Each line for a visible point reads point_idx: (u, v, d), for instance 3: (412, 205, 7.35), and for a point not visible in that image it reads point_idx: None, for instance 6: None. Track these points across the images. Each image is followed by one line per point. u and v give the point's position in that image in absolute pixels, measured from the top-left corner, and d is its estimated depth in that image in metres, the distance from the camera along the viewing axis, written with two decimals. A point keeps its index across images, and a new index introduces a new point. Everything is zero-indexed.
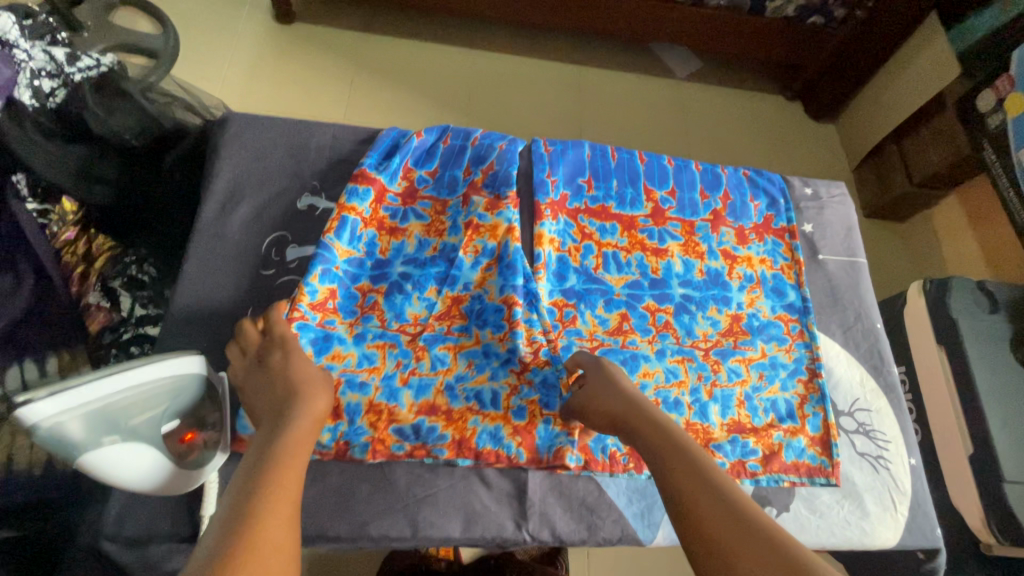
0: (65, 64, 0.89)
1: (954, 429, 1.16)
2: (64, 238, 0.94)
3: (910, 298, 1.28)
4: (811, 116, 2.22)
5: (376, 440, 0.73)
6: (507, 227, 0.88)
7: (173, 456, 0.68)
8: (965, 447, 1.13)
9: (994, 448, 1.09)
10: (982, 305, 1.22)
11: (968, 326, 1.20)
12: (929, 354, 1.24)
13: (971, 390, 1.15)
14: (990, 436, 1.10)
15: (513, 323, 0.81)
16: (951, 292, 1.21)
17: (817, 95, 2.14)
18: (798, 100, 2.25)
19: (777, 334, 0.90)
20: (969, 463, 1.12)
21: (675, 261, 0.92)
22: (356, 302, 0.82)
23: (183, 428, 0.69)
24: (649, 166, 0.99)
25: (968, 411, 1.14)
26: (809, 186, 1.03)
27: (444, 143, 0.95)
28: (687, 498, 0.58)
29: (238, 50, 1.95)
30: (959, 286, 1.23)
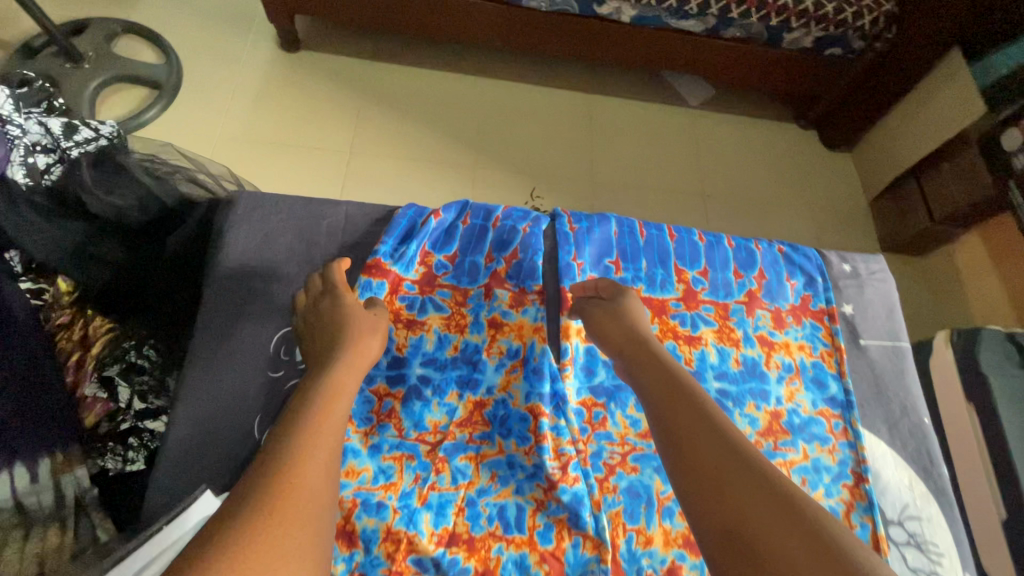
0: (61, 138, 0.86)
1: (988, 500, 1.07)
2: (59, 322, 0.88)
3: (938, 348, 1.19)
4: (827, 146, 2.16)
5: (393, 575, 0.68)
6: (533, 326, 0.86)
7: None
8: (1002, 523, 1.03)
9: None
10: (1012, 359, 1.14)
11: (1000, 384, 1.11)
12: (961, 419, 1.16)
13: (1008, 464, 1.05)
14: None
15: (539, 435, 0.78)
16: (981, 345, 1.13)
17: (836, 126, 2.08)
18: (813, 129, 2.19)
19: (819, 433, 0.84)
20: (1007, 544, 1.02)
21: (709, 350, 0.87)
22: (371, 408, 0.79)
23: None
24: (679, 244, 0.93)
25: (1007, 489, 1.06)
26: (847, 262, 0.97)
27: (464, 224, 0.94)
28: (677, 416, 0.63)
29: (239, 76, 1.87)
30: (989, 338, 1.15)
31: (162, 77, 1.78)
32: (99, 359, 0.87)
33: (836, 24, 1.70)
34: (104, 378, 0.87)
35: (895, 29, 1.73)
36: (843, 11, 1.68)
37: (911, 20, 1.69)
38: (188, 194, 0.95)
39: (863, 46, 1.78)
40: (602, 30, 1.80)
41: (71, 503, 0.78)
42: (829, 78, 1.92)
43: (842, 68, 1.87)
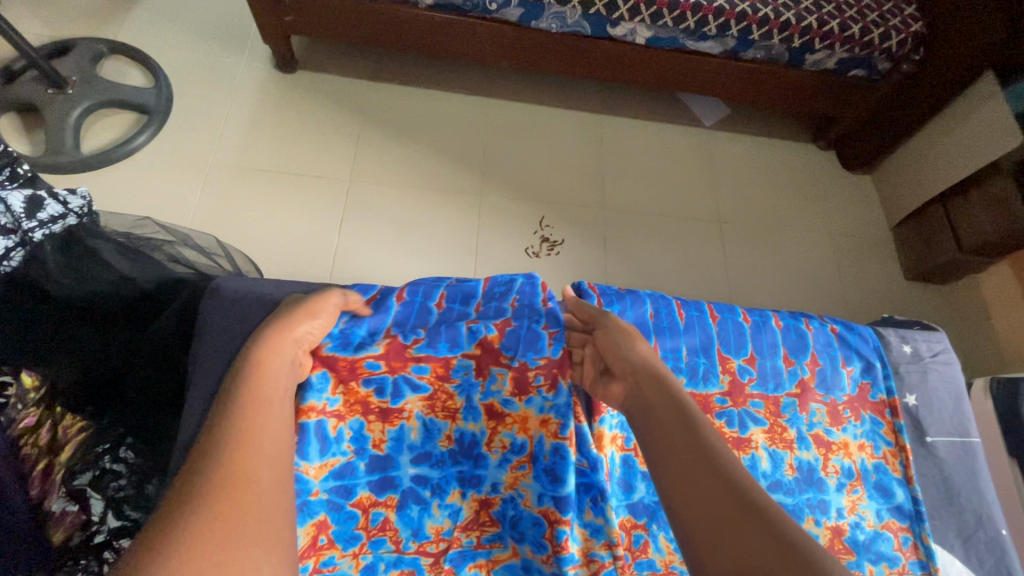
0: (22, 219, 0.71)
1: None
2: (25, 425, 0.75)
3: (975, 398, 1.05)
4: (846, 167, 2.06)
5: None
6: (540, 418, 0.77)
7: None
8: None
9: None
10: None
11: None
12: None
13: None
14: None
15: (558, 544, 0.72)
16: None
17: (857, 148, 1.98)
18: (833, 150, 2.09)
19: (886, 552, 0.74)
20: None
21: (760, 455, 0.77)
22: (356, 525, 0.72)
23: None
24: (723, 328, 0.83)
25: None
26: (907, 343, 0.87)
27: (438, 305, 0.83)
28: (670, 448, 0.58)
29: (231, 99, 1.76)
30: None
31: (151, 101, 1.66)
32: (69, 466, 0.78)
33: (862, 45, 1.60)
34: (74, 491, 0.77)
35: (922, 51, 1.63)
36: (871, 31, 1.58)
37: (940, 42, 1.59)
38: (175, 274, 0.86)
39: (888, 68, 1.68)
40: (614, 51, 1.69)
41: None
42: (854, 99, 1.81)
43: (867, 91, 1.77)
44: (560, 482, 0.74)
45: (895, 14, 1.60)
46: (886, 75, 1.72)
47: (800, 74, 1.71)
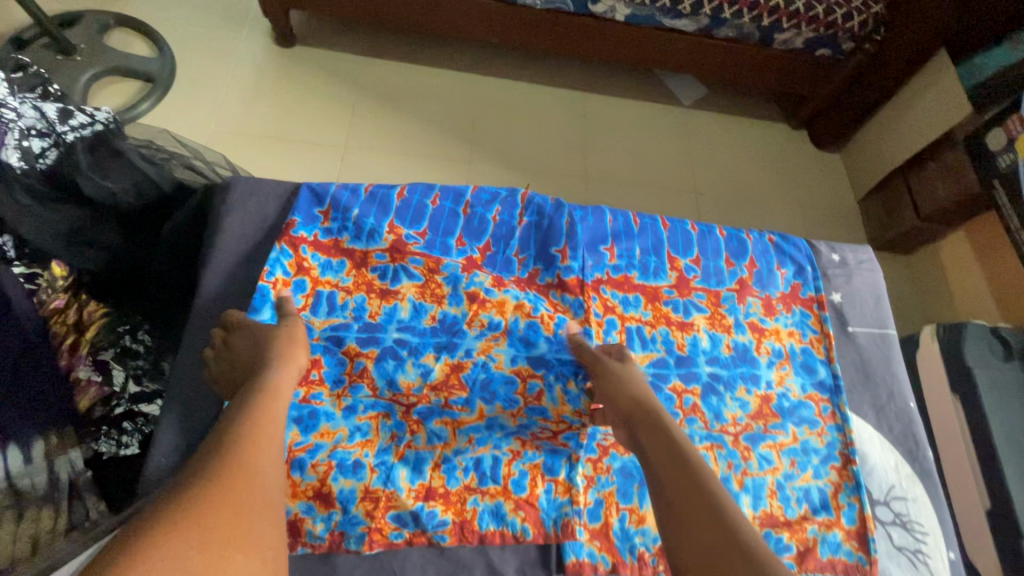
0: (57, 123, 0.86)
1: (970, 483, 1.13)
2: (53, 306, 0.88)
3: (923, 343, 1.24)
4: (816, 144, 2.19)
5: (373, 530, 0.71)
6: (515, 304, 0.85)
7: None
8: (982, 501, 1.09)
9: (1011, 506, 1.05)
10: (996, 353, 1.20)
11: (983, 376, 1.16)
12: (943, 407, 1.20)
13: (988, 445, 1.11)
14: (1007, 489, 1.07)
15: (526, 398, 0.81)
16: (965, 340, 1.19)
17: (825, 126, 2.11)
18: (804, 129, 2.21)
19: (808, 416, 0.86)
20: (986, 518, 1.09)
21: (701, 336, 0.88)
22: (343, 369, 0.79)
23: None
24: (672, 233, 0.95)
25: (986, 470, 1.10)
26: (836, 252, 0.99)
27: (432, 203, 0.90)
28: (676, 504, 0.62)
29: (234, 70, 1.86)
30: (973, 334, 1.19)
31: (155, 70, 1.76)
32: (94, 343, 0.89)
33: (826, 25, 1.73)
34: (99, 361, 0.88)
35: (882, 31, 1.76)
36: (834, 12, 1.70)
37: (899, 23, 1.72)
38: (186, 182, 0.96)
39: (852, 48, 1.81)
40: (597, 28, 1.81)
41: (66, 482, 0.80)
42: (821, 78, 1.94)
43: (833, 69, 1.90)
44: (534, 346, 0.83)
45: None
46: (850, 54, 1.84)
47: (770, 52, 1.85)
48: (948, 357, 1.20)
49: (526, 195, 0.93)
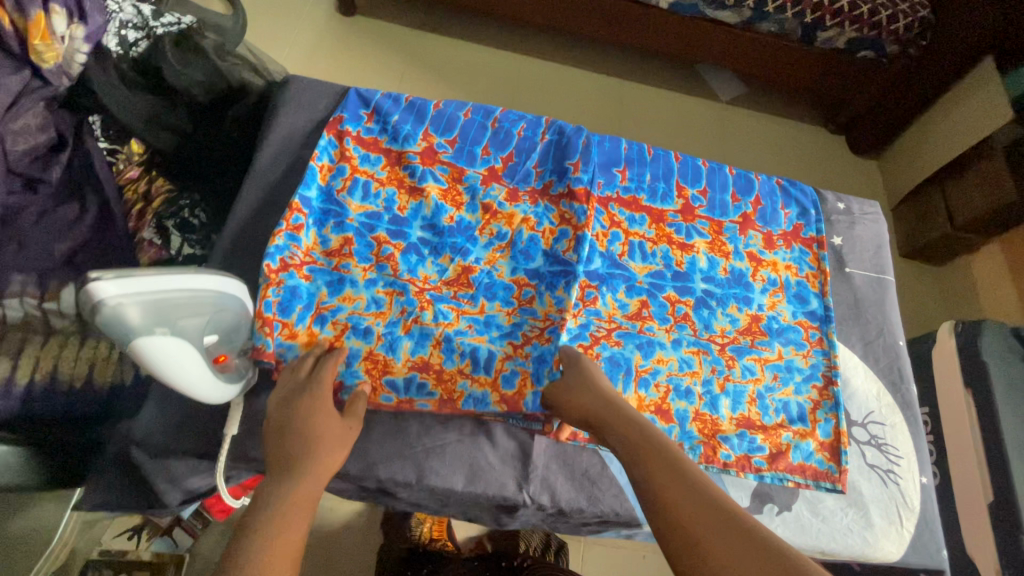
0: (150, 19, 1.02)
1: (974, 471, 1.13)
2: (128, 176, 1.02)
3: (940, 337, 1.24)
4: (855, 152, 2.17)
5: (367, 387, 0.76)
6: (523, 217, 0.91)
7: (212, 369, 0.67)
8: (985, 492, 1.09)
9: (1014, 495, 1.05)
10: (1017, 352, 1.18)
11: (1000, 371, 1.16)
12: (954, 396, 1.21)
13: (996, 435, 1.11)
14: (1010, 478, 1.07)
15: (521, 301, 0.85)
16: (983, 336, 1.17)
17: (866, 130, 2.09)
18: (842, 134, 2.20)
19: (795, 339, 0.90)
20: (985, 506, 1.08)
21: (700, 257, 0.94)
22: (371, 250, 0.84)
23: (219, 347, 0.69)
24: (683, 165, 1.01)
25: (991, 460, 1.10)
26: (842, 202, 1.04)
27: (464, 116, 0.98)
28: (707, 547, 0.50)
29: (300, 33, 2.03)
30: (994, 330, 1.18)
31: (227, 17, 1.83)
32: (157, 212, 1.00)
33: (871, 25, 1.74)
34: (161, 227, 0.99)
35: (929, 36, 1.76)
36: (878, 12, 1.72)
37: (944, 29, 1.72)
38: (246, 79, 1.06)
39: (897, 51, 1.81)
40: (641, 15, 1.86)
41: None
42: (862, 80, 1.94)
43: (875, 72, 1.90)
44: (532, 259, 0.88)
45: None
46: (893, 58, 1.84)
47: (812, 50, 1.86)
48: (963, 352, 1.19)
49: (550, 119, 1.01)
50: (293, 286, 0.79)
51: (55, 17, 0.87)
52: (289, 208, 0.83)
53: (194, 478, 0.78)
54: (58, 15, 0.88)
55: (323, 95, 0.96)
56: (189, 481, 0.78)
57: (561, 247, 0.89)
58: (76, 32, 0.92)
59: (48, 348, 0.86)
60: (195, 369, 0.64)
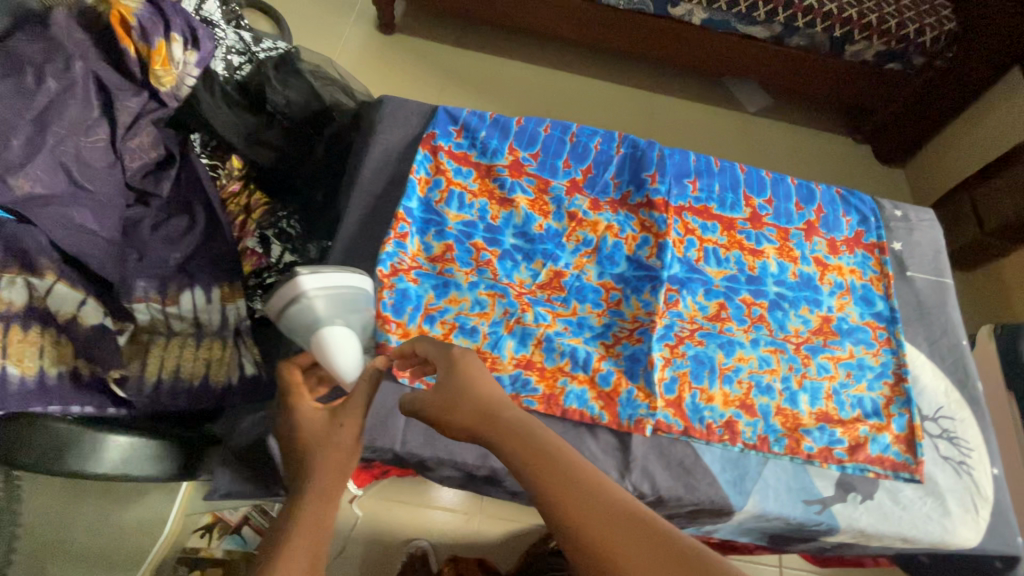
0: (252, 45, 1.12)
1: None
2: (230, 190, 1.08)
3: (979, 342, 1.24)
4: (880, 159, 2.20)
5: None
6: (606, 225, 0.97)
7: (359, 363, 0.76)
8: None
9: None
10: None
11: None
12: None
13: None
14: None
15: (610, 304, 0.91)
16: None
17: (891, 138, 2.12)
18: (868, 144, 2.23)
19: (865, 338, 0.95)
20: None
21: (770, 262, 1.00)
22: (471, 256, 0.91)
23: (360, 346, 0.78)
24: (749, 175, 1.07)
25: None
26: (899, 209, 1.09)
27: (544, 131, 1.04)
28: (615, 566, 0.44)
29: (341, 50, 2.06)
30: None
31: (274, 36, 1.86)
32: (258, 223, 1.08)
33: (898, 38, 1.79)
34: (263, 237, 1.07)
35: (955, 49, 1.81)
36: (906, 26, 1.77)
37: (971, 41, 1.77)
38: (339, 100, 1.18)
39: (923, 63, 1.86)
40: (673, 31, 1.91)
41: (232, 325, 0.97)
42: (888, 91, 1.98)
43: (902, 82, 1.94)
44: (617, 264, 0.95)
45: (931, 14, 1.78)
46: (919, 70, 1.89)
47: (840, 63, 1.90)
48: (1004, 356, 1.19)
49: (622, 134, 1.07)
50: (404, 289, 0.86)
51: (174, 44, 0.96)
52: (395, 218, 0.90)
53: None
54: (177, 42, 0.96)
55: (411, 113, 1.03)
56: None
57: (642, 254, 0.96)
58: (190, 58, 0.98)
59: (168, 352, 0.92)
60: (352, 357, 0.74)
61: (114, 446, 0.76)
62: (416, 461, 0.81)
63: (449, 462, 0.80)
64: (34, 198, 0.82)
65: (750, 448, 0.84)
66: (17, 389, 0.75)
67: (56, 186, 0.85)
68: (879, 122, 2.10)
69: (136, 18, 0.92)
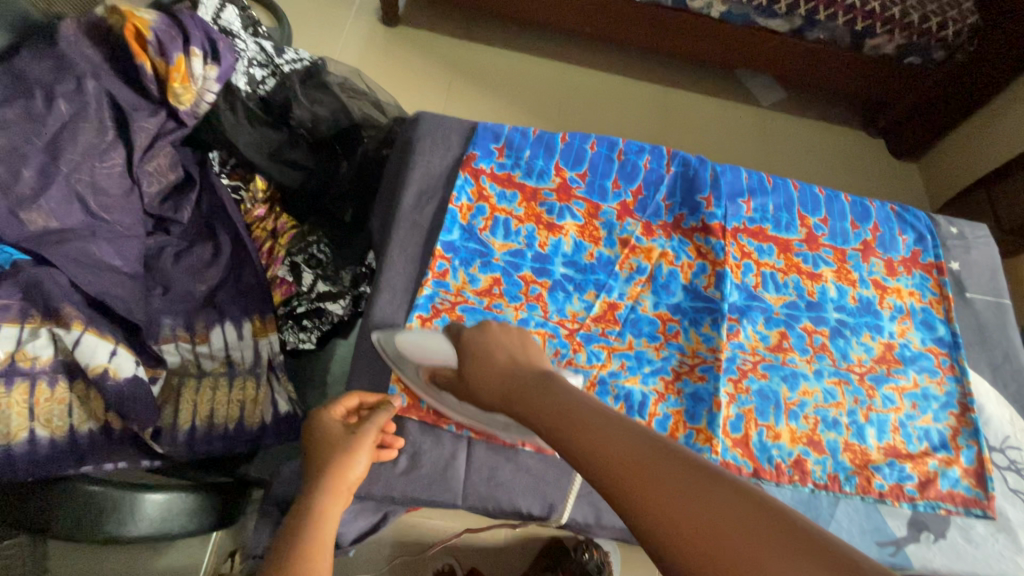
0: (275, 56, 1.04)
1: None
2: (256, 214, 1.03)
3: None
4: (893, 155, 2.04)
5: None
6: (661, 252, 0.93)
7: (428, 342, 0.73)
8: None
9: None
10: None
11: None
12: None
13: None
14: None
15: (667, 336, 0.87)
16: None
17: (909, 132, 1.95)
18: (882, 138, 2.07)
19: (928, 366, 0.92)
20: None
21: (829, 286, 0.96)
22: (520, 289, 0.86)
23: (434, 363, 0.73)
24: (802, 194, 1.02)
25: None
26: (954, 226, 1.05)
27: (591, 149, 0.98)
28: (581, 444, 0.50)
29: (346, 41, 1.87)
30: None
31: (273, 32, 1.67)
32: (287, 248, 1.02)
33: (921, 32, 1.64)
34: (293, 264, 1.01)
35: (976, 41, 1.68)
36: (929, 20, 1.62)
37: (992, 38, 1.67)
38: (369, 116, 1.12)
39: (943, 57, 1.71)
40: (683, 22, 1.75)
41: (265, 361, 0.92)
42: (904, 87, 1.85)
43: (920, 77, 1.80)
44: (674, 295, 0.90)
45: (953, 6, 1.64)
46: (939, 64, 1.74)
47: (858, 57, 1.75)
48: None
49: (671, 150, 1.02)
50: (452, 330, 0.81)
51: (195, 59, 0.86)
52: (433, 255, 0.86)
53: (359, 520, 0.78)
54: (196, 56, 0.86)
55: (446, 130, 0.96)
56: (355, 526, 0.78)
57: (698, 283, 0.91)
58: (210, 72, 0.89)
59: (202, 394, 0.87)
60: (418, 339, 0.73)
61: (150, 504, 0.68)
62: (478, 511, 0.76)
63: (513, 513, 0.76)
64: (49, 234, 0.75)
65: (821, 488, 0.81)
66: (48, 450, 0.70)
67: (71, 219, 0.78)
68: (896, 116, 1.95)
69: (153, 31, 0.83)
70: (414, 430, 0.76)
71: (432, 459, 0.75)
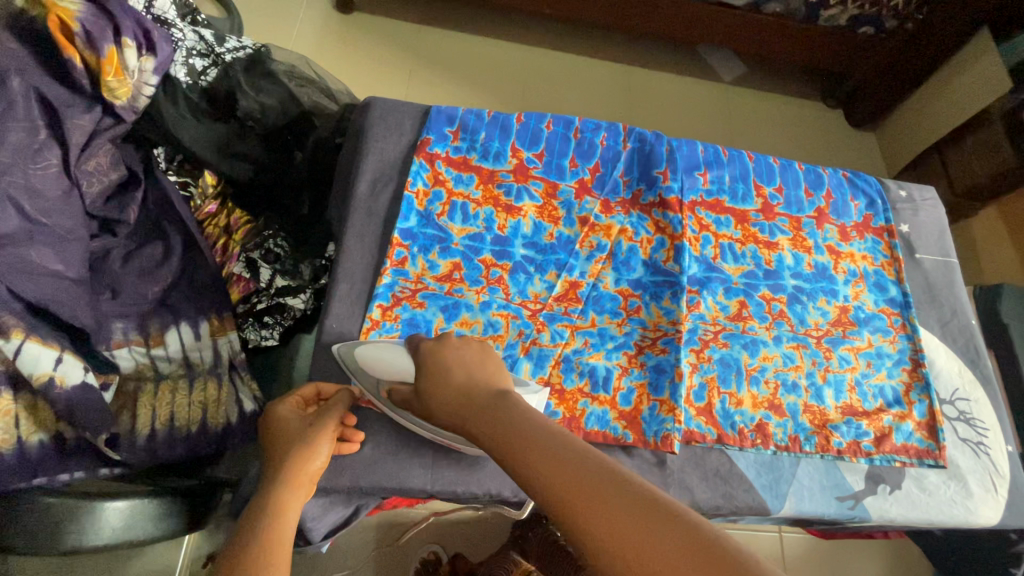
0: (216, 45, 1.02)
1: None
2: (207, 211, 1.01)
3: None
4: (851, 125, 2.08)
5: None
6: (621, 229, 0.93)
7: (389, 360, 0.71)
8: None
9: None
10: None
11: None
12: None
13: None
14: None
15: (630, 311, 0.88)
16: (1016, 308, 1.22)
17: (865, 100, 1.97)
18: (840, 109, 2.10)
19: (881, 326, 0.95)
20: None
21: (785, 254, 0.98)
22: (480, 272, 0.86)
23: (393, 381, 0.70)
24: (757, 164, 1.03)
25: None
26: (903, 190, 1.08)
27: (547, 128, 0.98)
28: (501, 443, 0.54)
29: (300, 31, 1.81)
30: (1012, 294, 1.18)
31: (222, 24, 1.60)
32: (242, 244, 1.00)
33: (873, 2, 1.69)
34: (248, 260, 0.99)
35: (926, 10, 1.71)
36: None
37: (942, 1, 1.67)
38: (319, 103, 1.11)
39: (894, 26, 1.75)
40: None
41: (226, 361, 0.90)
42: (858, 57, 1.87)
43: (872, 46, 1.82)
44: (634, 270, 0.91)
45: None
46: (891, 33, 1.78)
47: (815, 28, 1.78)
48: None
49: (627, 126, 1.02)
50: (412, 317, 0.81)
51: (128, 50, 0.82)
52: (391, 243, 0.85)
53: (331, 514, 0.77)
54: (129, 47, 0.82)
55: (398, 116, 0.94)
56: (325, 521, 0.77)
57: (658, 258, 0.92)
58: (146, 64, 0.85)
59: (161, 398, 0.85)
60: (381, 352, 0.71)
61: (111, 513, 0.66)
62: (449, 496, 0.76)
63: (484, 495, 0.76)
64: None
65: (783, 450, 0.84)
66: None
67: (7, 225, 0.71)
68: (852, 87, 1.97)
69: (79, 22, 0.77)
70: (379, 420, 0.76)
71: (399, 448, 0.75)
